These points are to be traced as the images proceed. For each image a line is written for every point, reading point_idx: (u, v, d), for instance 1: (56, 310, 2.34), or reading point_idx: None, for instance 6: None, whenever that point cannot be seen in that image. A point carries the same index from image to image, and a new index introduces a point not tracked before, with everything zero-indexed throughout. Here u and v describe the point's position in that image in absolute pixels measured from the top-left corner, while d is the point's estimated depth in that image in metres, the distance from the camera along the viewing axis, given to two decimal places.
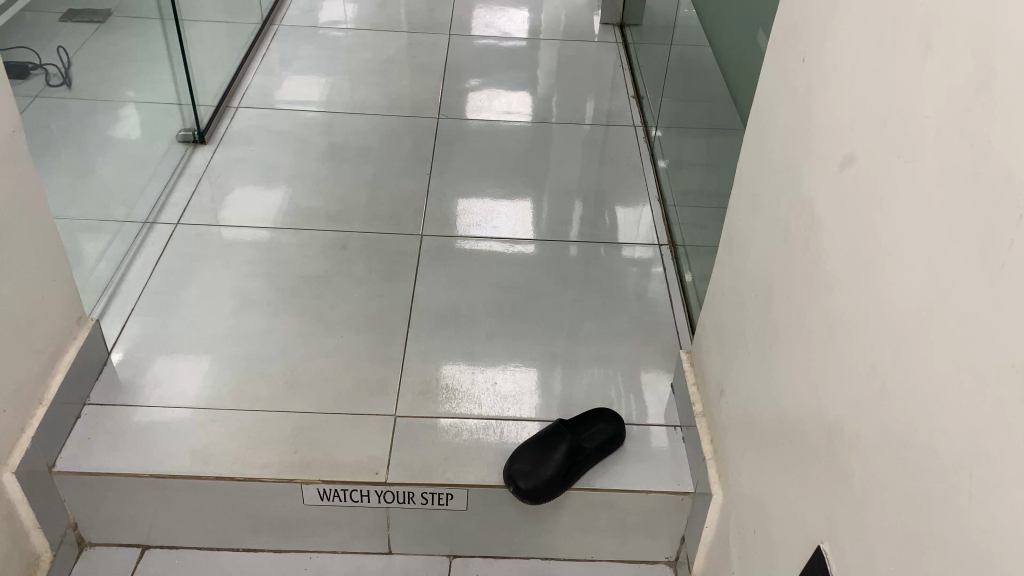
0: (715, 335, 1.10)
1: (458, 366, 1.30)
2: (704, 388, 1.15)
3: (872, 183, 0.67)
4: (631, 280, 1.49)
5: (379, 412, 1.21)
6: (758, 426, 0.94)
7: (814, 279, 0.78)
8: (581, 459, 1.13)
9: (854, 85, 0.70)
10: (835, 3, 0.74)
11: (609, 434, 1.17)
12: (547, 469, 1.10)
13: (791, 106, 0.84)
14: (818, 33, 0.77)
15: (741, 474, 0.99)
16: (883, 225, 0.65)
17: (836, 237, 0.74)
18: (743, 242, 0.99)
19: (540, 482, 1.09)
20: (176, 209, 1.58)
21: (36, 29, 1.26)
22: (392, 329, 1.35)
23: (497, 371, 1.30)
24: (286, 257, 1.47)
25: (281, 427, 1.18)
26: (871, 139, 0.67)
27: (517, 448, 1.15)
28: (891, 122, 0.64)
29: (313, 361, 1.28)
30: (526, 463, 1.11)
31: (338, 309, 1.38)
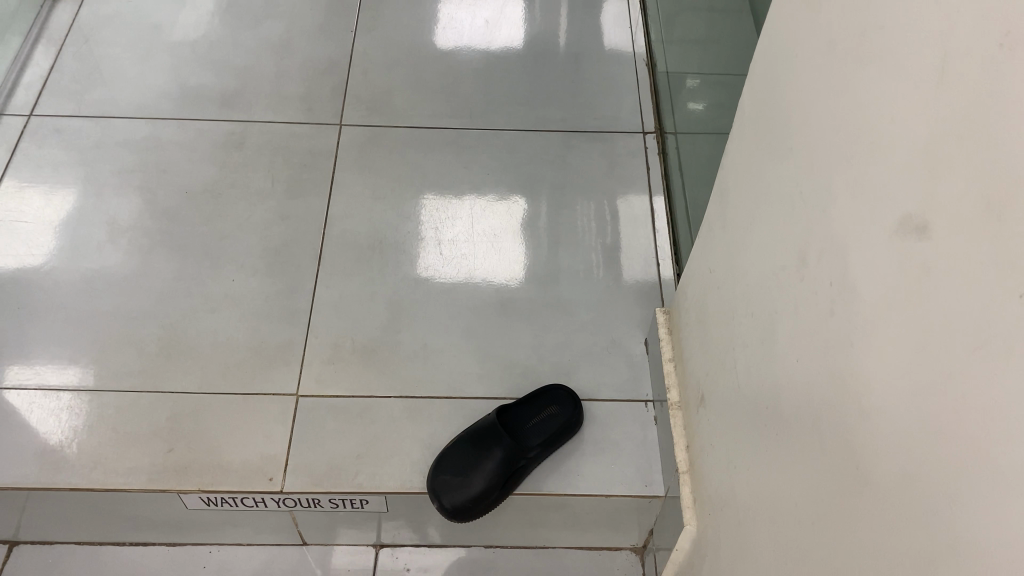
0: (700, 320, 0.83)
1: (437, 218, 1.14)
2: (684, 375, 0.89)
3: (957, 302, 0.38)
4: (604, 185, 1.18)
5: (278, 390, 0.98)
6: (744, 486, 0.70)
7: (838, 373, 0.51)
8: (525, 460, 0.90)
9: (942, 101, 0.38)
10: None
11: (562, 421, 0.93)
12: (479, 481, 0.87)
13: (824, 70, 0.52)
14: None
15: (719, 523, 0.76)
16: (970, 390, 0.37)
17: (882, 338, 0.45)
18: (741, 229, 0.69)
19: (471, 496, 0.87)
20: (30, 92, 1.25)
21: None
22: (298, 268, 1.07)
23: (451, 266, 1.09)
24: (168, 166, 1.17)
25: (153, 417, 0.95)
26: (969, 225, 0.37)
27: (446, 445, 0.92)
28: (1015, 221, 0.33)
29: (197, 318, 1.03)
30: (453, 471, 0.89)
31: (231, 239, 1.10)
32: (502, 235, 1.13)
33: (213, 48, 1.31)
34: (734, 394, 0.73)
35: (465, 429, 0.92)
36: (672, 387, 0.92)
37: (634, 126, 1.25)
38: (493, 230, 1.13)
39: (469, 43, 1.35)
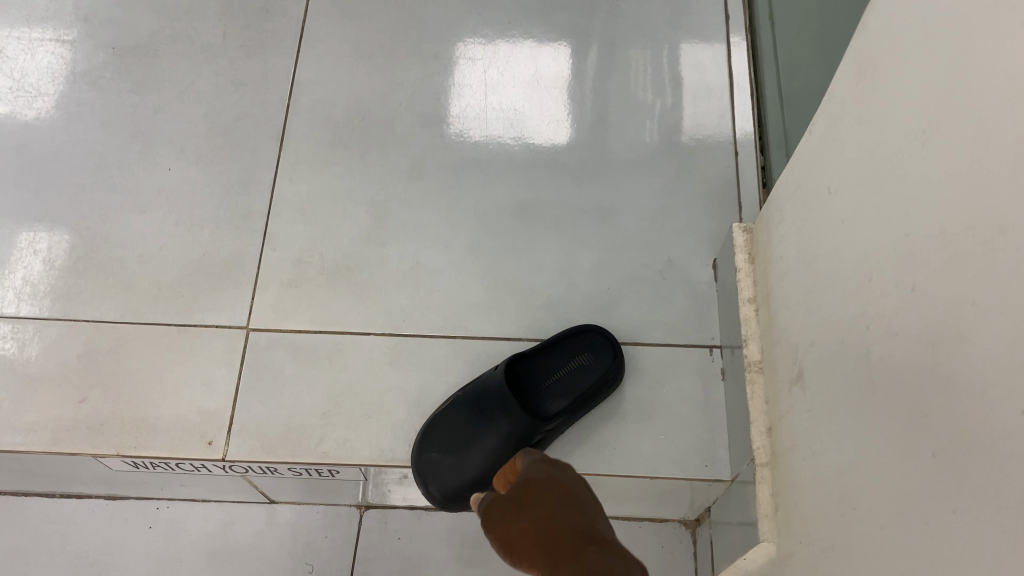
0: (804, 260, 0.56)
1: (472, 59, 0.87)
2: (770, 328, 0.63)
3: None
4: (665, 40, 0.88)
5: (223, 322, 0.74)
6: (857, 538, 0.45)
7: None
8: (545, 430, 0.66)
9: None
10: None
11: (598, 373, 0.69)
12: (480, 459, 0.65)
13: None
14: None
15: (812, 564, 0.52)
16: None
17: None
18: (907, 143, 0.41)
19: (469, 478, 0.65)
20: None
21: None
22: (254, 154, 0.82)
23: (483, 123, 0.83)
24: (91, 10, 0.89)
25: (60, 357, 0.73)
26: None
27: (440, 405, 0.69)
28: None
29: (123, 220, 0.79)
30: (447, 446, 0.66)
31: (169, 113, 0.84)
32: (552, 76, 0.86)
33: None
34: (853, 394, 0.47)
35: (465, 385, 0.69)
36: (750, 340, 0.66)
37: None
38: (528, 80, 0.86)
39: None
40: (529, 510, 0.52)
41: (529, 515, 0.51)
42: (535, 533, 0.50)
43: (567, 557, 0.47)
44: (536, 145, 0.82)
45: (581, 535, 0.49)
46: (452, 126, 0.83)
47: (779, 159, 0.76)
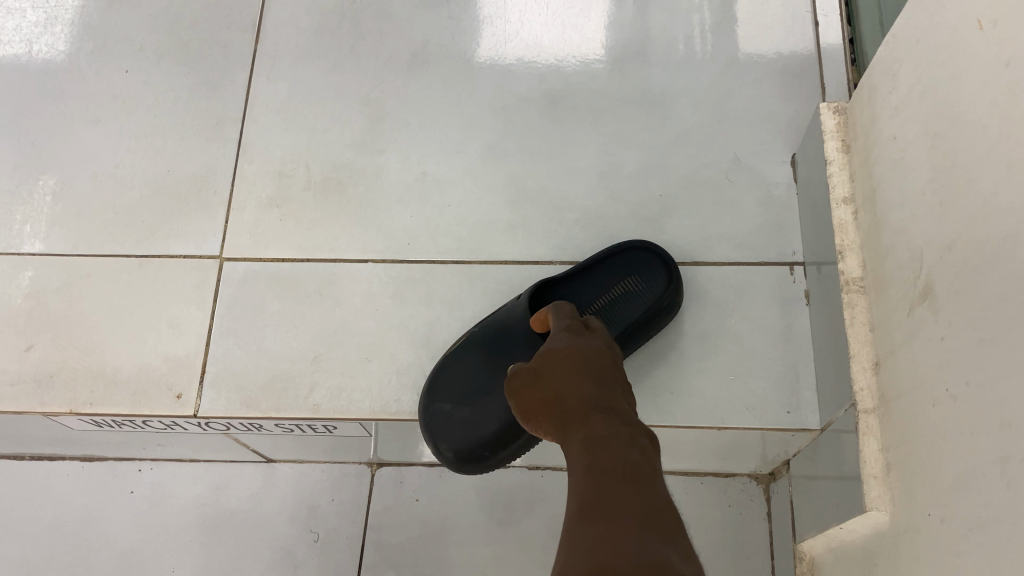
0: (935, 133, 0.41)
1: None
2: (876, 234, 0.48)
3: None
4: None
5: (193, 251, 0.62)
6: None
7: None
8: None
9: None
10: None
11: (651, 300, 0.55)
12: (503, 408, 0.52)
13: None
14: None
15: (942, 542, 0.38)
16: None
17: None
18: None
19: (489, 434, 0.52)
20: None
21: None
22: (226, 49, 0.68)
23: (510, 41, 0.67)
24: None
25: (2, 299, 0.61)
26: None
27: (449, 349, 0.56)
28: None
29: (75, 135, 0.66)
30: (462, 395, 0.53)
31: (125, 5, 0.70)
32: None
33: None
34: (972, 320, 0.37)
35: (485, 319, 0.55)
36: (846, 251, 0.51)
37: None
38: None
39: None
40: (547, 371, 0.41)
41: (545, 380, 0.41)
42: (548, 399, 0.40)
43: (575, 423, 0.37)
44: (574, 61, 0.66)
45: (595, 394, 0.39)
46: (479, 57, 0.66)
47: (871, 30, 0.60)
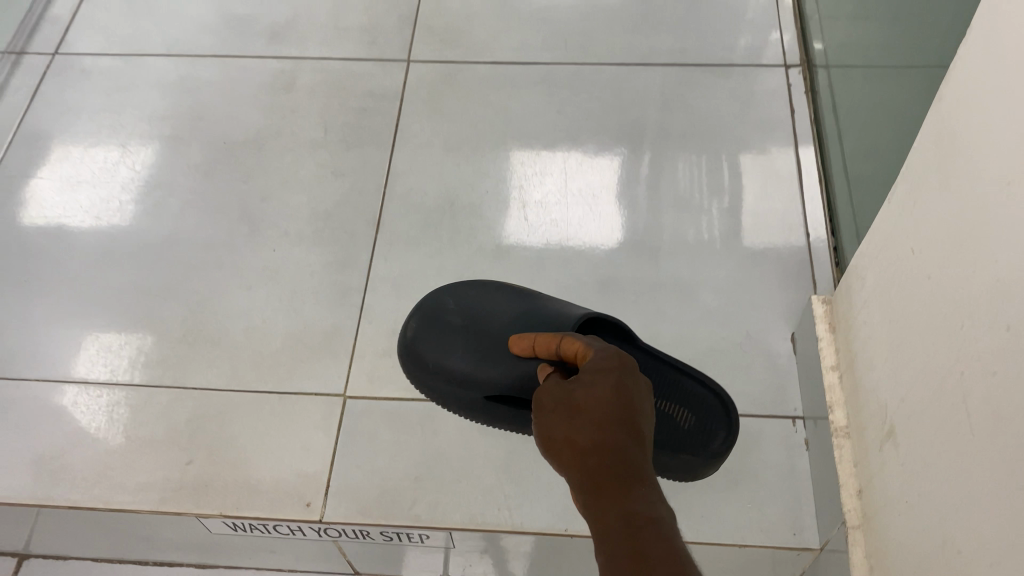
0: (890, 322, 0.59)
1: (526, 160, 0.93)
2: (855, 393, 0.65)
3: None
4: (733, 136, 0.94)
5: (322, 389, 0.79)
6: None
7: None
8: (497, 410, 0.68)
9: None
10: None
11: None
12: (456, 335, 0.71)
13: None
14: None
15: None
16: None
17: None
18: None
19: (437, 356, 0.70)
20: (55, 28, 1.09)
21: None
22: (353, 235, 0.88)
23: (527, 218, 0.88)
24: (205, 109, 0.99)
25: (169, 423, 0.77)
26: None
27: (494, 300, 0.73)
28: None
29: (230, 296, 0.85)
30: (465, 315, 0.72)
31: (274, 199, 0.91)
32: (605, 187, 0.90)
33: None
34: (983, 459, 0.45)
35: (549, 297, 0.74)
36: (834, 406, 0.68)
37: (773, 59, 1.00)
38: (576, 188, 0.90)
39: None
40: (577, 424, 0.45)
41: (587, 431, 0.44)
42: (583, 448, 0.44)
43: (617, 489, 0.41)
44: (580, 245, 0.86)
45: (634, 463, 0.43)
46: (509, 227, 0.87)
47: (848, 242, 0.80)
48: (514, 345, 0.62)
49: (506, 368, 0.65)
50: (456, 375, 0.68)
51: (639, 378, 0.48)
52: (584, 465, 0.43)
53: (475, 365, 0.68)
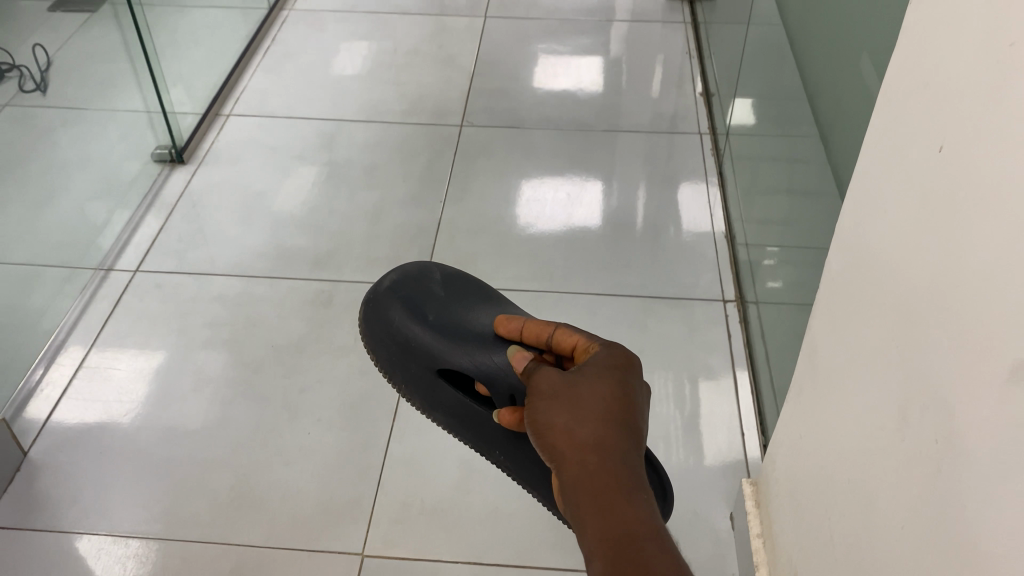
0: (791, 493, 0.78)
1: None
2: (773, 552, 0.83)
3: None
4: (683, 353, 1.18)
5: (344, 547, 0.95)
6: None
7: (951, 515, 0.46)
8: (435, 383, 0.86)
9: None
10: (1000, 81, 0.43)
11: (487, 437, 0.84)
12: (432, 304, 0.90)
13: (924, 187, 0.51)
14: (974, 80, 0.45)
15: None
16: None
17: (990, 491, 0.42)
18: (876, 268, 0.58)
19: (405, 322, 0.88)
20: (137, 251, 1.36)
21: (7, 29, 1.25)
22: (374, 423, 1.08)
23: None
24: (258, 318, 1.22)
25: (214, 571, 0.93)
26: None
27: (473, 305, 0.90)
28: None
29: (271, 469, 1.03)
30: (443, 301, 0.90)
31: (310, 391, 1.12)
32: None
33: (312, 215, 1.41)
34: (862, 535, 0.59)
35: (510, 308, 0.91)
36: (760, 566, 0.85)
37: (713, 296, 1.27)
38: None
39: (551, 215, 1.41)
40: (576, 420, 0.60)
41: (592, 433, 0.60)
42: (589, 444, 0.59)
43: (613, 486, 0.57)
44: None
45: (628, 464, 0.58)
46: None
47: None
48: (500, 327, 0.83)
49: (467, 350, 0.83)
50: (414, 337, 0.87)
51: (631, 382, 0.64)
52: (583, 456, 0.59)
53: (431, 335, 0.86)
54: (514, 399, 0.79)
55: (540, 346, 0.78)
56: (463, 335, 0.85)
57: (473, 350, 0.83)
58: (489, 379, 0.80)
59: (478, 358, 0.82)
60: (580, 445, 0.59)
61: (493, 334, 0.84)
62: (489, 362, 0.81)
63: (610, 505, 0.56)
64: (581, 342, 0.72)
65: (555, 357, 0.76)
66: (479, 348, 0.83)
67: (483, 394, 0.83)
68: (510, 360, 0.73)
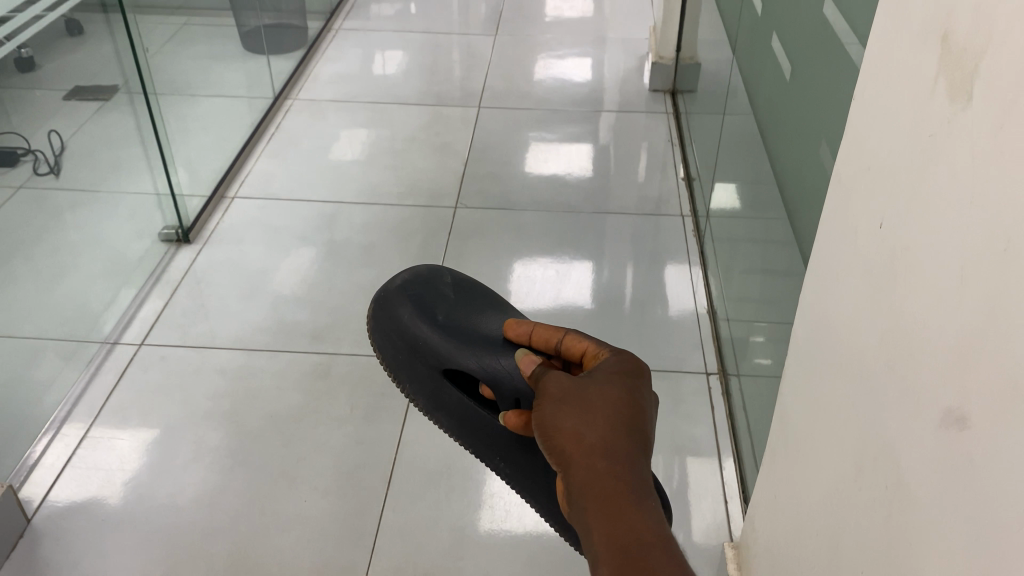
0: (767, 552, 0.82)
1: None
2: None
3: (984, 469, 0.41)
4: (667, 424, 1.23)
5: None
6: None
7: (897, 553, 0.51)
8: (441, 384, 0.87)
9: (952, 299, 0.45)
10: (918, 168, 0.50)
11: (489, 443, 0.85)
12: (442, 305, 0.90)
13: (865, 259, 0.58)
14: (899, 166, 0.52)
15: None
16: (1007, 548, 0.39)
17: (926, 526, 0.47)
18: (831, 333, 0.64)
19: (414, 322, 0.88)
20: (143, 326, 1.42)
21: (31, 112, 1.25)
22: (369, 491, 1.11)
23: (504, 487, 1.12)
24: (258, 389, 1.27)
25: None
26: (989, 394, 0.41)
27: (481, 308, 0.90)
28: (990, 444, 0.40)
29: (268, 535, 1.06)
30: (454, 305, 0.90)
31: (308, 460, 1.16)
32: None
33: (312, 291, 1.47)
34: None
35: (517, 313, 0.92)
36: None
37: (696, 369, 1.32)
38: None
39: (541, 291, 1.47)
40: (585, 424, 0.59)
41: (599, 439, 0.58)
42: (595, 448, 0.58)
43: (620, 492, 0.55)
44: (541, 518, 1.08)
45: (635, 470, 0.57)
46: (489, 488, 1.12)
47: None
48: (509, 332, 0.80)
49: (475, 352, 0.83)
50: (422, 337, 0.87)
51: (640, 390, 0.63)
52: (591, 460, 0.57)
53: (440, 335, 0.86)
54: (518, 403, 0.79)
55: (547, 351, 0.75)
56: (471, 337, 0.85)
57: (479, 353, 0.83)
58: (495, 382, 0.80)
59: (484, 360, 0.82)
60: (587, 448, 0.58)
61: (500, 337, 0.83)
62: (495, 364, 0.80)
63: (620, 515, 0.54)
64: (591, 349, 0.70)
65: (563, 363, 0.74)
66: (488, 349, 0.82)
67: (486, 395, 0.84)
68: (517, 363, 0.71)
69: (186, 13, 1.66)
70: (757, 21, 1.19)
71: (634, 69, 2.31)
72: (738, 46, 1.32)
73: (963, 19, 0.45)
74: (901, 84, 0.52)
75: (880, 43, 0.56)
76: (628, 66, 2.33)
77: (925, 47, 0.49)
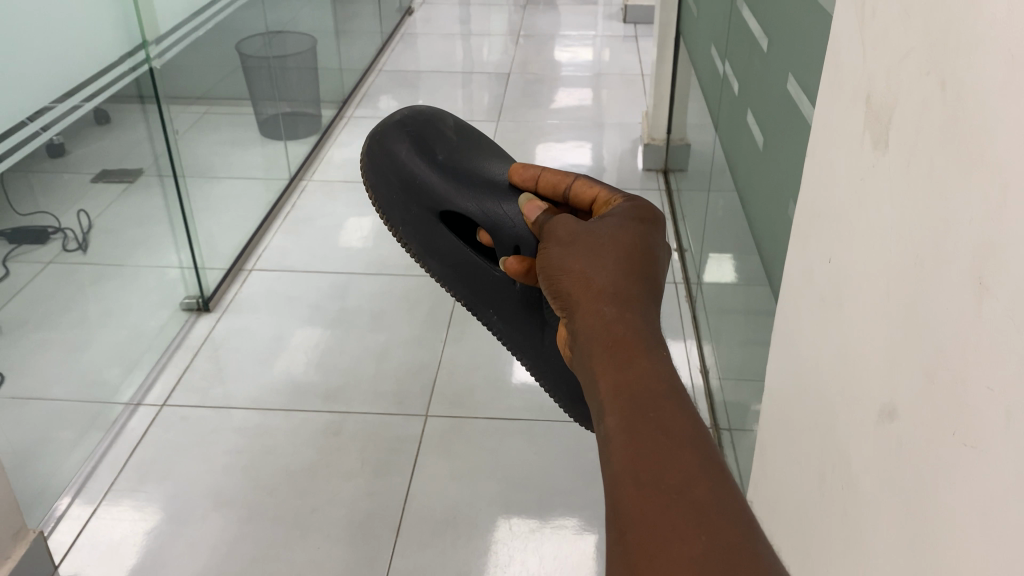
0: None
1: (505, 491, 1.25)
2: None
3: (908, 452, 0.48)
4: None
5: None
6: None
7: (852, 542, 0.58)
8: (436, 226, 0.90)
9: (880, 307, 0.53)
10: (853, 210, 0.59)
11: (483, 294, 0.90)
12: (442, 145, 0.93)
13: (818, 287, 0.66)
14: (841, 206, 0.61)
15: None
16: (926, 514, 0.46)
17: (872, 512, 0.54)
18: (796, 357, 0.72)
19: (413, 162, 0.91)
20: (164, 389, 1.49)
21: (67, 191, 1.30)
22: (379, 539, 1.17)
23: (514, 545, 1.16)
24: (273, 445, 1.33)
25: None
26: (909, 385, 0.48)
27: (480, 151, 0.93)
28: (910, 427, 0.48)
29: None
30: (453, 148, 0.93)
31: (320, 511, 1.22)
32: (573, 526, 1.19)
33: (325, 355, 1.55)
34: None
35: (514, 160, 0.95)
36: None
37: None
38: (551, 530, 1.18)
39: None
40: (596, 269, 0.61)
41: (610, 284, 0.59)
42: (600, 288, 0.59)
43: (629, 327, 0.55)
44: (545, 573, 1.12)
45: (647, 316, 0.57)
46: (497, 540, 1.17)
47: None
48: (514, 176, 0.85)
49: (476, 203, 0.88)
50: (421, 175, 0.90)
51: (654, 244, 0.65)
52: (599, 299, 0.58)
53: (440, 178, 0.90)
54: (516, 250, 0.85)
55: (556, 198, 0.80)
56: (471, 179, 0.89)
57: (481, 198, 0.88)
58: (496, 230, 0.86)
59: (485, 204, 0.87)
60: (597, 288, 0.59)
61: (501, 185, 0.88)
62: (497, 212, 0.86)
63: (629, 355, 0.53)
64: (602, 195, 0.75)
65: (571, 209, 0.79)
66: (487, 195, 0.87)
67: (483, 241, 0.89)
68: (522, 210, 0.80)
69: (211, 100, 1.79)
70: (734, 102, 1.31)
71: (628, 151, 2.45)
72: (720, 126, 1.44)
73: (879, 83, 0.54)
74: (838, 140, 0.62)
75: (820, 114, 0.67)
76: (622, 148, 2.47)
77: (855, 107, 0.59)
